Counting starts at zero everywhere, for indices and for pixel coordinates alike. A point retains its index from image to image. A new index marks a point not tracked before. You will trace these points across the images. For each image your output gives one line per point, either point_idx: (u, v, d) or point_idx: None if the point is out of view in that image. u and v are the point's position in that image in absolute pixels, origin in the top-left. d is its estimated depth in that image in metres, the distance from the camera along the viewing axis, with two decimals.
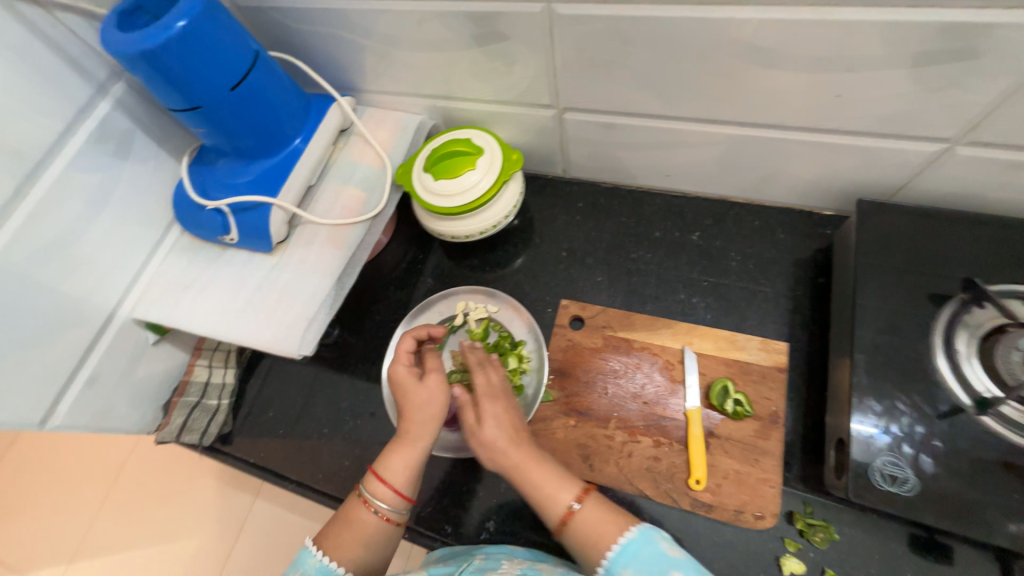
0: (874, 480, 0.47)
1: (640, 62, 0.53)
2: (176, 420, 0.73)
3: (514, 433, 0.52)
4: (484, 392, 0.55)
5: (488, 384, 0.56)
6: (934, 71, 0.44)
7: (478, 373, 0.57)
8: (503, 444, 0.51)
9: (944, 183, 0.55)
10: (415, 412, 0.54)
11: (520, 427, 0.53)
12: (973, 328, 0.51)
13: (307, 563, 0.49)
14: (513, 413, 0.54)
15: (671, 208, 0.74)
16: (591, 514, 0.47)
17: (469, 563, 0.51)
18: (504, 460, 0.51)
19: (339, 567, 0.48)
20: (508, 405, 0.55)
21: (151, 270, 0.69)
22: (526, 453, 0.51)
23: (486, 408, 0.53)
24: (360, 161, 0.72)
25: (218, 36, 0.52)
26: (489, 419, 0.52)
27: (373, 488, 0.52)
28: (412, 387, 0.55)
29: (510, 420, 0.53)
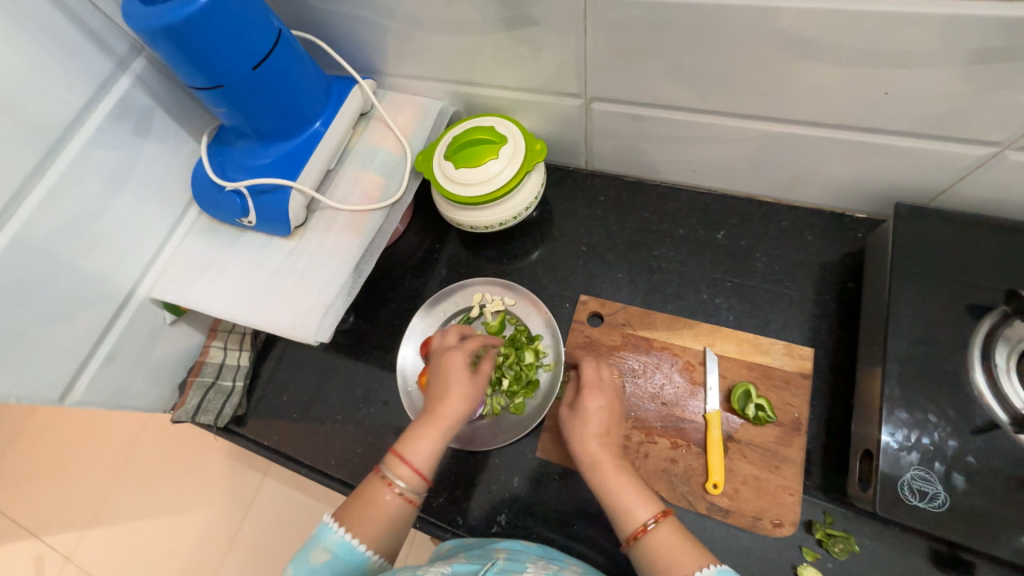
0: (902, 494, 0.46)
1: (675, 52, 0.50)
2: (191, 401, 0.73)
3: (605, 434, 0.53)
4: (592, 383, 0.56)
5: (597, 377, 0.57)
6: (992, 70, 0.41)
7: (590, 362, 0.58)
8: (594, 438, 0.52)
9: (990, 188, 0.52)
10: (459, 403, 0.54)
11: (615, 429, 0.53)
12: (1014, 343, 0.49)
13: (329, 539, 0.48)
14: (614, 413, 0.54)
15: (696, 205, 0.72)
16: (664, 538, 0.46)
17: (493, 562, 0.48)
18: (589, 456, 0.51)
19: (360, 545, 0.48)
20: (612, 403, 0.55)
21: (169, 249, 0.69)
22: (612, 459, 0.51)
23: (588, 401, 0.55)
24: (381, 147, 0.71)
25: (242, 13, 0.51)
26: (590, 409, 0.54)
27: (397, 468, 0.52)
28: (461, 379, 0.55)
29: (607, 419, 0.54)
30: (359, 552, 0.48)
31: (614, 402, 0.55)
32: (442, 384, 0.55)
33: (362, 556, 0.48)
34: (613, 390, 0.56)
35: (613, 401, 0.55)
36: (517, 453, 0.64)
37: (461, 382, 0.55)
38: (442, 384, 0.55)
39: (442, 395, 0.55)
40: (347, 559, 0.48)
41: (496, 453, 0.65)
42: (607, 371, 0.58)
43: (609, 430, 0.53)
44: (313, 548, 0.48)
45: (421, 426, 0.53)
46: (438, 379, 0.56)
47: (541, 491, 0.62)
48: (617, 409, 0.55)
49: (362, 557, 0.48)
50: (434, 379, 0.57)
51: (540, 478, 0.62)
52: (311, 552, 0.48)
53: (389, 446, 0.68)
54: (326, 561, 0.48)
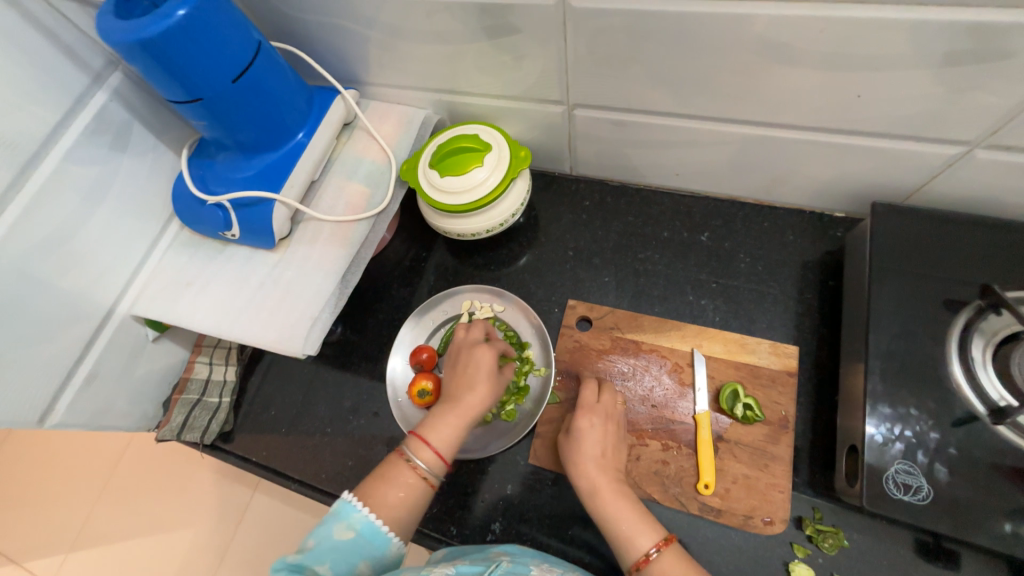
0: (887, 488, 0.47)
1: (654, 58, 0.51)
2: (177, 418, 0.71)
3: (602, 456, 0.54)
4: (588, 405, 0.57)
5: (593, 399, 0.57)
6: (958, 73, 0.43)
7: (587, 384, 0.59)
8: (592, 462, 0.53)
9: (960, 186, 0.54)
10: (484, 395, 0.55)
11: (612, 452, 0.54)
12: (989, 336, 0.50)
13: (353, 517, 0.48)
14: (611, 434, 0.55)
15: (680, 207, 0.73)
16: (667, 567, 0.46)
17: (497, 564, 0.48)
18: (587, 482, 0.52)
19: (383, 524, 0.48)
20: (609, 426, 0.56)
21: (150, 265, 0.68)
22: (611, 483, 0.52)
23: (583, 424, 0.55)
24: (365, 157, 0.70)
25: (220, 26, 0.50)
26: (586, 433, 0.55)
27: (423, 450, 0.52)
28: (490, 373, 0.57)
29: (604, 442, 0.55)
30: (382, 533, 0.48)
31: (609, 425, 0.56)
32: (469, 376, 0.57)
33: (384, 537, 0.48)
34: (609, 412, 0.57)
35: (609, 423, 0.56)
36: (509, 460, 0.64)
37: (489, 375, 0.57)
38: (471, 375, 0.57)
39: (470, 384, 0.56)
40: (369, 539, 0.47)
41: (489, 461, 0.64)
42: (605, 393, 0.58)
43: (606, 452, 0.54)
44: (335, 523, 0.48)
45: (446, 412, 0.54)
46: (466, 369, 0.57)
47: (535, 497, 0.62)
48: (614, 430, 0.56)
49: (384, 539, 0.48)
50: (461, 370, 0.58)
51: (533, 484, 0.62)
52: (334, 527, 0.47)
53: (380, 457, 0.67)
54: (349, 538, 0.47)
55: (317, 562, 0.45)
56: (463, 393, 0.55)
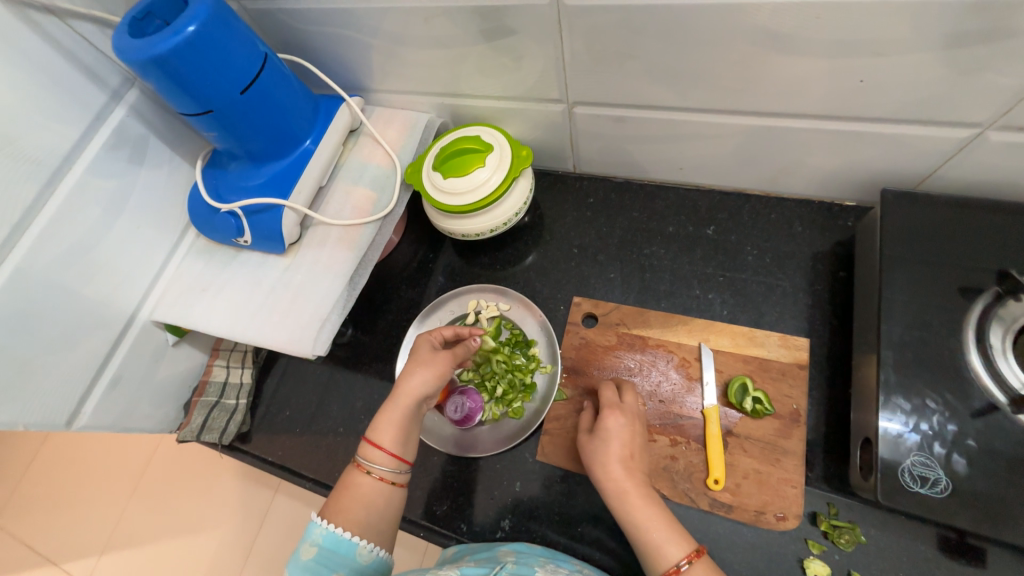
0: (903, 481, 0.46)
1: (652, 53, 0.51)
2: (196, 419, 0.73)
3: (630, 457, 0.52)
4: (611, 404, 0.55)
5: (615, 398, 0.56)
6: (964, 54, 0.42)
7: (607, 385, 0.58)
8: (620, 463, 0.51)
9: (975, 170, 0.52)
10: (413, 379, 0.55)
11: (638, 453, 0.53)
12: (1008, 323, 0.49)
13: (315, 534, 0.48)
14: (637, 435, 0.54)
15: (685, 202, 0.72)
16: None
17: (502, 566, 0.49)
18: (615, 484, 0.50)
19: (345, 533, 0.49)
20: (635, 426, 0.54)
21: (168, 272, 0.71)
22: (638, 487, 0.50)
23: (609, 423, 0.54)
24: (370, 161, 0.72)
25: (228, 40, 0.52)
26: (612, 435, 0.53)
27: (375, 454, 0.52)
28: (427, 364, 0.57)
29: (631, 442, 0.53)
30: (345, 540, 0.48)
31: (636, 426, 0.54)
32: (409, 371, 0.56)
33: (348, 544, 0.48)
34: (635, 412, 0.55)
35: (635, 424, 0.54)
36: (518, 457, 0.64)
37: (428, 366, 0.56)
38: (409, 367, 0.57)
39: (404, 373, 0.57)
40: (335, 549, 0.48)
41: (497, 459, 0.65)
42: (627, 394, 0.57)
43: (632, 453, 0.52)
44: (301, 545, 0.49)
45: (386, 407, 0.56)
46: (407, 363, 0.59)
47: (544, 494, 0.62)
48: (640, 431, 0.54)
49: (350, 546, 0.48)
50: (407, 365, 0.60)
51: (542, 480, 0.63)
52: (300, 549, 0.48)
53: None
54: (316, 556, 0.48)
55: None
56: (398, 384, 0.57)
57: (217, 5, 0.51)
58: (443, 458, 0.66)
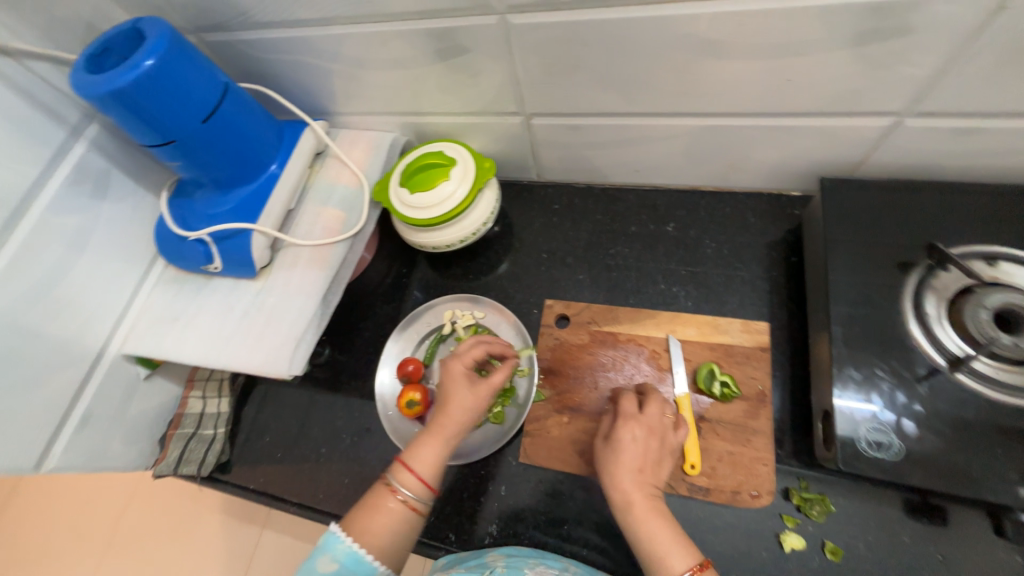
0: (860, 447, 0.48)
1: (597, 64, 0.54)
2: (173, 453, 0.72)
3: (640, 471, 0.49)
4: (631, 416, 0.53)
5: (634, 410, 0.54)
6: (873, 49, 0.46)
7: (628, 395, 0.55)
8: (628, 474, 0.49)
9: (899, 154, 0.57)
10: (461, 413, 0.54)
11: (651, 468, 0.50)
12: (942, 292, 0.53)
13: (337, 548, 0.47)
14: (654, 450, 0.51)
15: (645, 202, 0.76)
16: None
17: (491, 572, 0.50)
18: (621, 496, 0.48)
19: (367, 554, 0.47)
20: (654, 439, 0.52)
21: (137, 305, 0.70)
22: (646, 501, 0.48)
23: (623, 434, 0.52)
24: (338, 182, 0.73)
25: (186, 72, 0.53)
26: (625, 445, 0.51)
27: (405, 476, 0.51)
28: (466, 394, 0.55)
29: (645, 456, 0.50)
30: (367, 562, 0.47)
31: (653, 439, 0.52)
32: (447, 399, 0.55)
33: (369, 566, 0.47)
34: (654, 425, 0.52)
35: (653, 437, 0.52)
36: (501, 462, 0.65)
37: (467, 395, 0.55)
38: (452, 397, 0.55)
39: (444, 403, 0.55)
40: (356, 569, 0.47)
41: (480, 465, 0.65)
42: (651, 405, 0.54)
43: (644, 468, 0.50)
44: (320, 556, 0.47)
45: (426, 436, 0.53)
46: (442, 389, 0.56)
47: (529, 496, 0.63)
48: (658, 445, 0.51)
49: (371, 568, 0.47)
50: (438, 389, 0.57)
51: (525, 482, 0.63)
52: (318, 560, 0.47)
53: (375, 472, 0.68)
54: (335, 570, 0.46)
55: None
56: (439, 411, 0.55)
57: (174, 39, 0.52)
58: None
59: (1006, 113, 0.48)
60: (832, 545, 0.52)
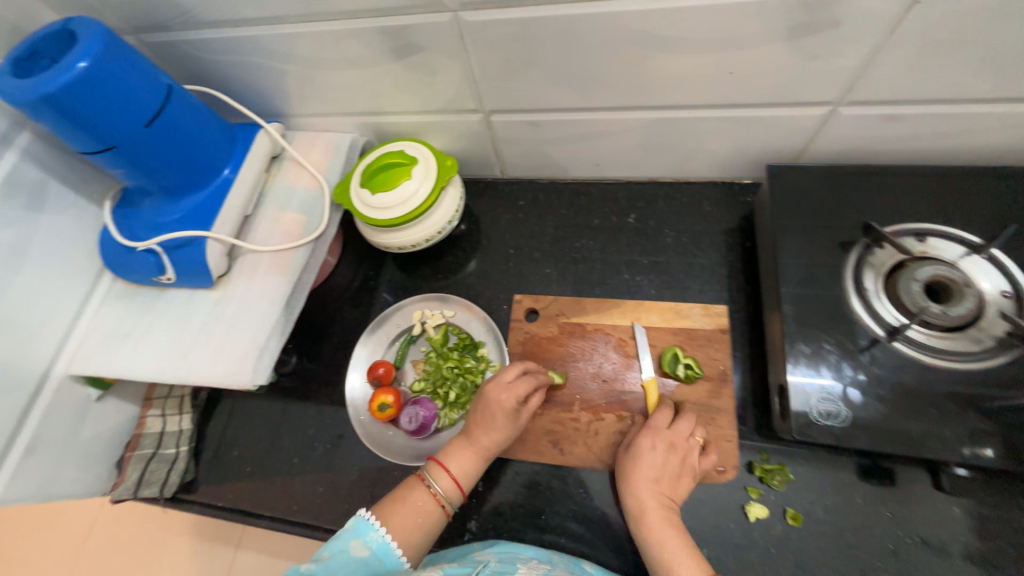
0: (813, 417, 0.51)
1: (551, 59, 0.55)
2: (132, 475, 0.69)
3: (657, 481, 0.53)
4: (657, 428, 0.56)
5: (662, 425, 0.56)
6: (806, 42, 0.49)
7: (660, 408, 0.57)
8: (645, 483, 0.53)
9: (837, 141, 0.61)
10: (503, 434, 0.58)
11: (668, 481, 0.53)
12: (879, 267, 0.57)
13: (370, 535, 0.49)
14: (675, 464, 0.54)
15: (606, 194, 0.77)
16: None
17: (485, 564, 0.50)
18: (636, 502, 0.52)
19: (397, 548, 0.50)
20: (678, 453, 0.54)
21: (85, 322, 0.66)
22: (660, 510, 0.52)
23: (645, 445, 0.54)
24: (296, 185, 0.72)
25: (125, 74, 0.51)
26: (647, 457, 0.54)
27: (442, 477, 0.55)
28: (508, 415, 0.58)
29: (665, 468, 0.54)
30: (395, 555, 0.49)
31: (674, 454, 0.54)
32: (488, 417, 0.58)
33: (396, 561, 0.49)
34: (678, 439, 0.55)
35: (676, 451, 0.54)
36: None
37: (508, 416, 0.58)
38: (498, 420, 0.57)
39: (488, 425, 0.57)
40: (383, 560, 0.49)
41: None
42: (680, 422, 0.56)
43: (662, 478, 0.53)
44: (350, 540, 0.49)
45: (465, 445, 0.57)
46: (485, 411, 0.58)
47: (507, 489, 0.63)
48: (679, 460, 0.54)
49: (396, 562, 0.49)
50: (478, 408, 0.59)
51: (502, 477, 0.64)
52: (348, 544, 0.49)
53: (350, 478, 0.67)
54: (362, 556, 0.48)
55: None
56: (481, 427, 0.58)
57: (109, 39, 0.50)
58: (404, 471, 0.66)
59: (925, 100, 0.52)
60: (793, 512, 0.55)
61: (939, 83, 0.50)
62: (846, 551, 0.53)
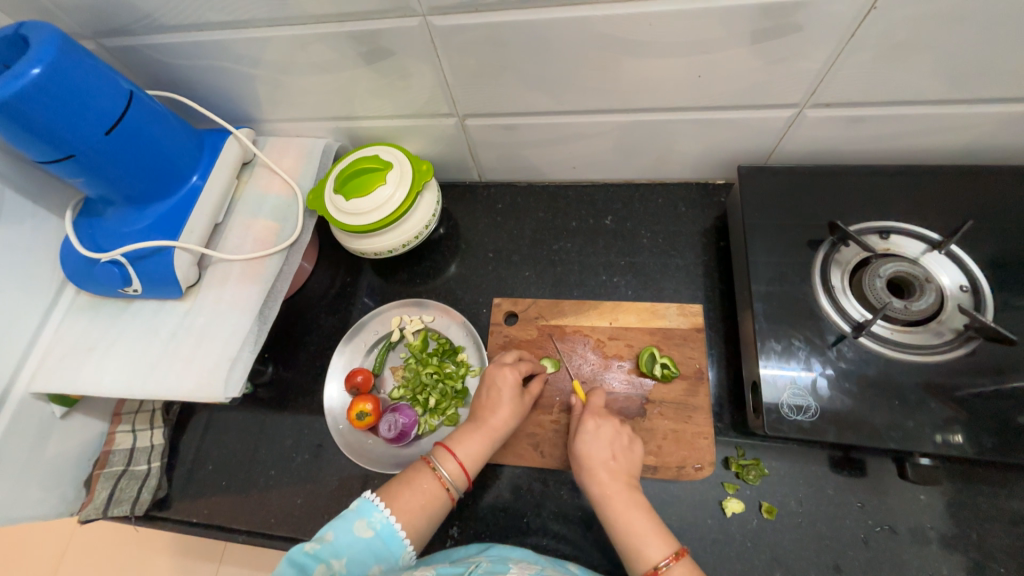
0: (784, 412, 0.52)
1: (523, 64, 0.55)
2: (100, 494, 0.66)
3: (611, 459, 0.54)
4: (596, 409, 0.58)
5: (599, 405, 0.59)
6: (770, 46, 0.49)
7: (595, 391, 0.60)
8: (601, 465, 0.54)
9: (803, 142, 0.62)
10: (508, 416, 0.58)
11: (623, 456, 0.55)
12: (845, 265, 0.58)
13: (374, 516, 0.49)
14: (619, 438, 0.56)
15: (584, 197, 0.78)
16: None
17: (477, 563, 0.50)
18: (598, 489, 0.52)
19: (401, 530, 0.49)
20: (620, 428, 0.57)
21: (47, 338, 0.64)
22: (623, 489, 0.52)
23: (589, 425, 0.56)
24: (269, 192, 0.70)
25: (83, 80, 0.49)
26: (593, 436, 0.55)
27: (448, 461, 0.54)
28: (514, 394, 0.59)
29: (614, 444, 0.55)
30: (399, 538, 0.49)
31: (618, 428, 0.57)
32: (495, 397, 0.59)
33: (399, 543, 0.49)
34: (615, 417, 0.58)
35: (617, 426, 0.57)
36: None
37: (514, 395, 0.59)
38: (501, 399, 0.59)
39: (494, 406, 0.58)
40: (387, 543, 0.48)
41: None
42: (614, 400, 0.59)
43: (616, 456, 0.55)
44: (354, 520, 0.49)
45: (472, 429, 0.57)
46: (489, 391, 0.60)
47: (488, 493, 0.63)
48: (624, 434, 0.57)
49: (400, 545, 0.49)
50: (484, 392, 0.60)
51: (482, 482, 0.63)
52: (353, 523, 0.48)
53: (330, 489, 0.66)
54: (367, 537, 0.48)
55: (334, 557, 0.46)
56: (485, 408, 0.59)
57: (62, 43, 0.48)
58: (384, 479, 0.65)
59: (885, 102, 0.54)
60: (768, 505, 0.56)
61: (898, 85, 0.52)
62: (819, 542, 0.54)
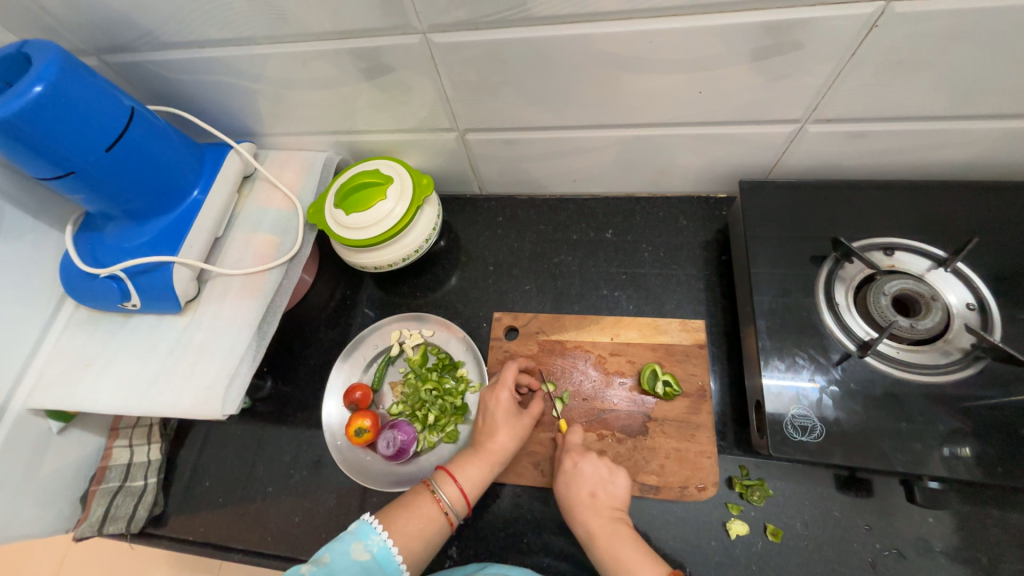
0: (788, 432, 0.51)
1: (521, 80, 0.55)
2: (96, 511, 0.65)
3: (592, 496, 0.53)
4: (574, 446, 0.57)
5: (578, 441, 0.58)
6: (771, 63, 0.49)
7: (571, 426, 0.59)
8: (580, 503, 0.53)
9: (806, 157, 0.62)
10: (507, 440, 0.58)
11: (608, 495, 0.54)
12: (849, 281, 0.58)
13: (372, 539, 0.48)
14: (599, 472, 0.55)
15: (585, 210, 0.78)
16: None
17: None
18: (583, 529, 0.52)
19: (398, 554, 0.48)
20: (600, 460, 0.56)
21: (45, 352, 0.63)
22: (606, 525, 0.51)
23: (568, 464, 0.56)
24: (269, 206, 0.70)
25: (85, 97, 0.49)
26: (575, 471, 0.55)
27: (448, 485, 0.54)
28: (510, 414, 0.59)
29: (593, 479, 0.54)
30: (395, 563, 0.48)
31: (600, 460, 0.56)
32: (491, 421, 0.59)
33: (395, 568, 0.48)
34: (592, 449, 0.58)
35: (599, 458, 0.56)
36: None
37: (510, 415, 0.59)
38: (496, 422, 0.59)
39: (492, 430, 0.58)
40: (382, 566, 0.47)
41: None
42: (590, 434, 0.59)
43: (596, 492, 0.54)
44: (351, 543, 0.48)
45: (472, 455, 0.56)
46: (486, 416, 0.60)
47: (488, 513, 0.62)
48: (607, 466, 0.56)
49: (395, 569, 0.48)
50: (481, 419, 0.60)
51: (481, 499, 0.63)
52: (350, 546, 0.48)
53: (328, 506, 0.65)
54: (362, 560, 0.47)
55: None
56: (481, 432, 0.59)
57: (65, 61, 0.48)
58: (382, 497, 0.64)
59: (888, 118, 0.54)
60: (773, 528, 0.55)
61: (902, 101, 0.51)
62: (825, 565, 0.53)
